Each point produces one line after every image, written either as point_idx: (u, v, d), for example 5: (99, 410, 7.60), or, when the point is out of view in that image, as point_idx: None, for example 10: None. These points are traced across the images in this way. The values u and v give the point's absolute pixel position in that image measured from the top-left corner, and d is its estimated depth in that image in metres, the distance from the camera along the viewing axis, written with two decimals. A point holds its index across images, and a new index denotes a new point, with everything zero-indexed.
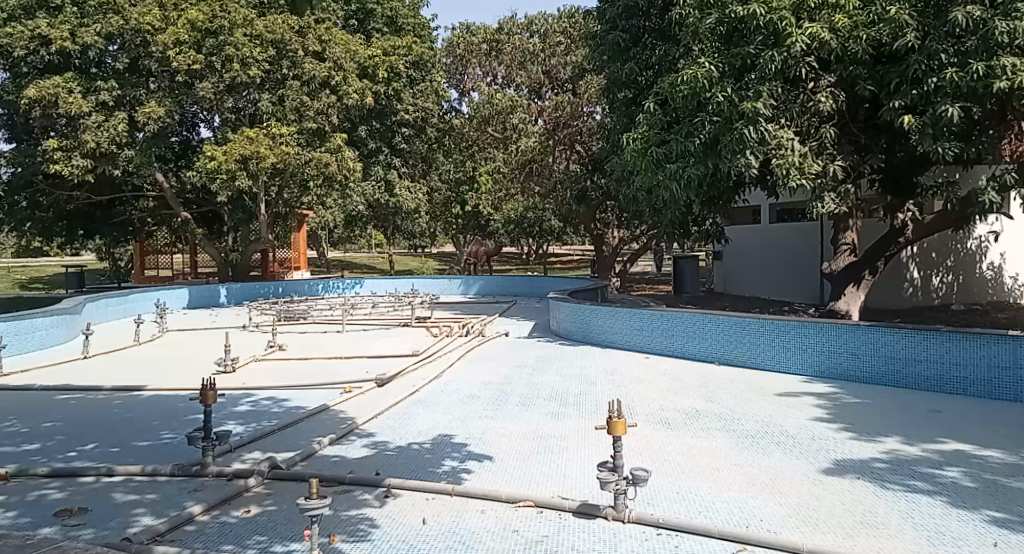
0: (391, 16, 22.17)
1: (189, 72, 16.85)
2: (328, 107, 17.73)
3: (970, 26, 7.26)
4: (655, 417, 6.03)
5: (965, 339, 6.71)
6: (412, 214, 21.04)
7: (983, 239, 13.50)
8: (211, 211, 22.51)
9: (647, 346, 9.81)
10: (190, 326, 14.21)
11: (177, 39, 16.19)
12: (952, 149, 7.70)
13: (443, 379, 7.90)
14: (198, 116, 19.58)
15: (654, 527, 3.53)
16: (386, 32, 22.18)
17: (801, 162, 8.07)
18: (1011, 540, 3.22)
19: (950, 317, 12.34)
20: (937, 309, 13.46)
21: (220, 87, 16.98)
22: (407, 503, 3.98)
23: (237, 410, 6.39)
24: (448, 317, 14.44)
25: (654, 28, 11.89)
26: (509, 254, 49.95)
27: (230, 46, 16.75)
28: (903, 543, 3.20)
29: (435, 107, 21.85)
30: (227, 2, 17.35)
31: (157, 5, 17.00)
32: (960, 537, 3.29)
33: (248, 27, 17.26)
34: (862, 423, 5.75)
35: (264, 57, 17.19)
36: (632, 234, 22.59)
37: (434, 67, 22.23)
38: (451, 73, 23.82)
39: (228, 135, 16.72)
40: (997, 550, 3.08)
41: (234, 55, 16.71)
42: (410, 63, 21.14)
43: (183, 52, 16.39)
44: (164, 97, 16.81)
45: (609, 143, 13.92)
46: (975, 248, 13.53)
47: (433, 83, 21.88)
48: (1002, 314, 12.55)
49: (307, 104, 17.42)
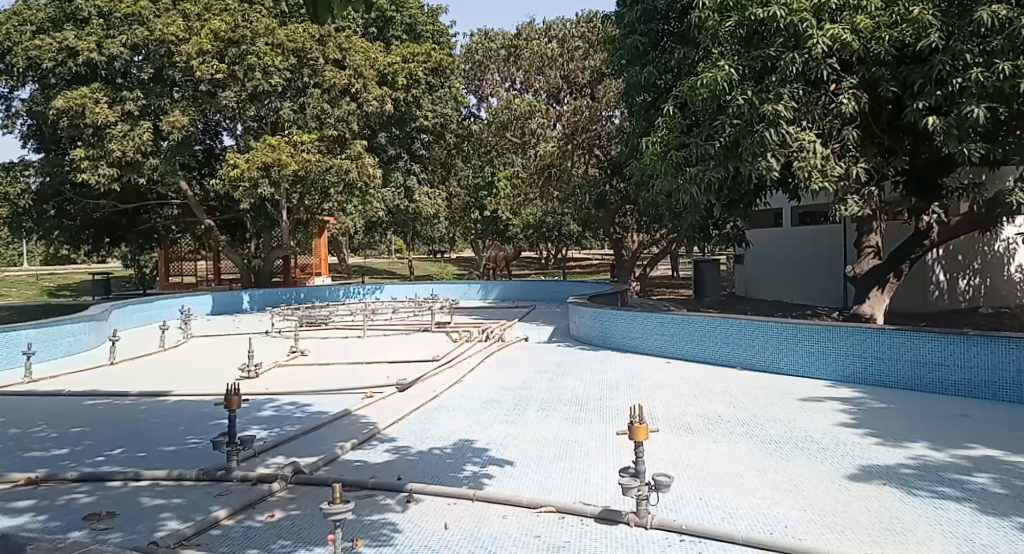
0: (410, 24, 22.35)
1: (211, 81, 17.02)
2: (349, 114, 17.97)
3: (996, 25, 7.14)
4: (677, 422, 5.99)
5: (995, 343, 6.58)
6: (431, 220, 21.06)
7: (1010, 241, 13.52)
8: (234, 219, 22.81)
9: (668, 351, 9.74)
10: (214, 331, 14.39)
11: (201, 49, 16.43)
12: (978, 149, 7.56)
13: (464, 384, 7.91)
14: (221, 124, 19.77)
15: (676, 534, 3.51)
16: (405, 39, 22.32)
17: (823, 164, 7.99)
18: None
19: (980, 323, 11.89)
20: (964, 312, 13.10)
21: (243, 96, 17.22)
22: (430, 508, 4.00)
23: (260, 415, 6.43)
24: (468, 322, 14.48)
25: (673, 32, 11.87)
26: (528, 259, 50.18)
27: (253, 55, 16.84)
28: (932, 550, 3.17)
29: (454, 113, 21.87)
30: (249, 13, 17.52)
31: (181, 16, 17.34)
32: (991, 544, 3.25)
33: (269, 36, 17.42)
34: (887, 427, 5.66)
35: (286, 66, 17.33)
36: (653, 238, 22.21)
37: (452, 74, 22.40)
38: (469, 79, 23.79)
39: (251, 143, 16.92)
40: None
41: (257, 65, 16.83)
42: (429, 69, 21.12)
43: (206, 61, 16.55)
44: (188, 107, 17.07)
45: (627, 146, 13.86)
46: (1002, 249, 13.54)
47: (452, 89, 21.88)
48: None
49: (327, 112, 17.61)
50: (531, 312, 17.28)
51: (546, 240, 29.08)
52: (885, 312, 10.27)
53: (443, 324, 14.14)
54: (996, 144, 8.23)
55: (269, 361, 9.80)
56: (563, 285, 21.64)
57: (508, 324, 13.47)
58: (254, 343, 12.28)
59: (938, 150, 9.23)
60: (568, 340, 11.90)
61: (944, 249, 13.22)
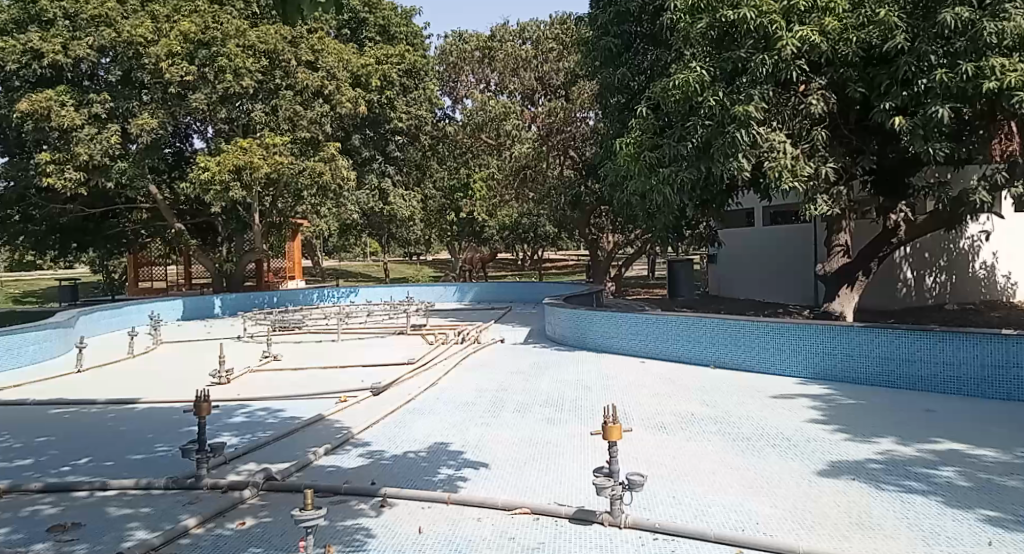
0: (383, 25, 22.16)
1: (181, 83, 16.88)
2: (322, 116, 17.84)
3: (959, 27, 7.20)
4: (651, 421, 6.00)
5: (960, 340, 6.70)
6: (407, 222, 21.03)
7: (975, 239, 13.79)
8: (205, 222, 22.52)
9: (642, 351, 9.78)
10: (185, 337, 14.21)
11: (170, 51, 16.27)
12: (943, 149, 7.63)
13: (438, 387, 7.87)
14: (192, 127, 19.68)
15: (650, 532, 3.53)
16: (378, 40, 22.23)
17: (793, 164, 8.08)
18: (1005, 539, 3.27)
19: (945, 318, 12.18)
20: (931, 309, 13.38)
21: (213, 98, 17.04)
22: (404, 512, 3.98)
23: (231, 422, 6.34)
24: (443, 325, 14.44)
25: (646, 34, 12.01)
26: (505, 261, 50.24)
27: (223, 57, 16.71)
28: (899, 544, 3.22)
29: (429, 114, 21.80)
30: (220, 14, 17.48)
31: (149, 17, 17.18)
32: (956, 536, 3.32)
33: (240, 37, 17.23)
34: (858, 423, 5.72)
35: (257, 67, 17.17)
36: (627, 238, 22.33)
37: (427, 76, 22.28)
38: (444, 81, 23.72)
39: (221, 146, 16.72)
40: (992, 550, 3.12)
41: (227, 66, 16.66)
42: (403, 71, 21.05)
43: (176, 63, 16.47)
44: (156, 110, 16.81)
45: (602, 148, 13.75)
46: (967, 247, 13.78)
47: (427, 91, 21.83)
48: (995, 312, 12.64)
49: (300, 114, 17.35)
50: (507, 314, 17.26)
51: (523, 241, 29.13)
52: (855, 309, 10.42)
53: (417, 327, 14.09)
54: (959, 144, 8.40)
55: (241, 366, 9.70)
56: (539, 286, 21.74)
57: (484, 326, 13.48)
58: (225, 349, 12.13)
59: (905, 149, 9.37)
60: (544, 341, 11.90)
61: (910, 247, 13.50)
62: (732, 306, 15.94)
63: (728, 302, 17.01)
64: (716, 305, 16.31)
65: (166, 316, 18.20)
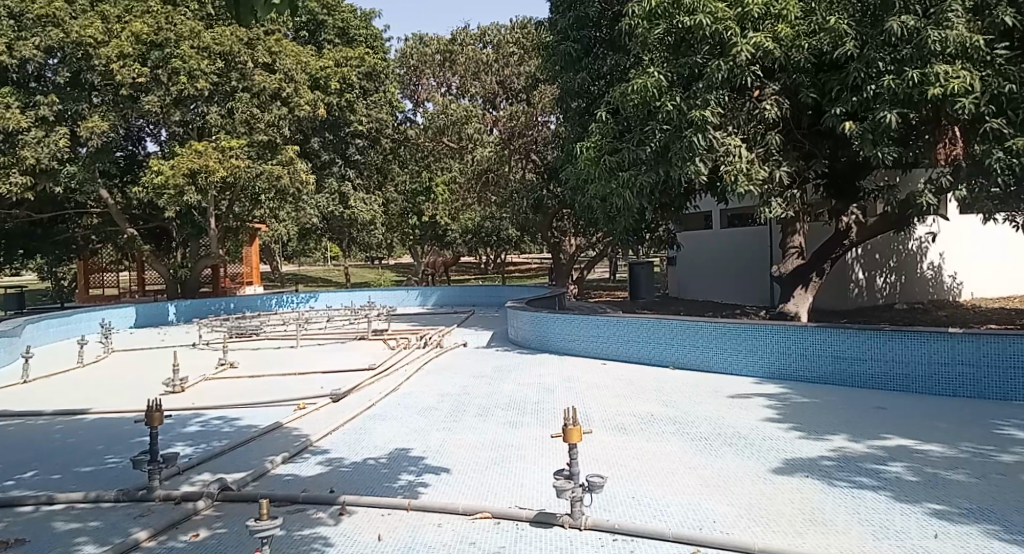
0: (343, 27, 22.03)
1: (133, 85, 16.63)
2: (279, 119, 17.65)
3: (905, 35, 7.40)
4: (611, 423, 6.05)
5: (908, 339, 6.92)
6: (368, 226, 20.90)
7: (922, 240, 14.23)
8: (159, 227, 22.01)
9: (603, 353, 9.84)
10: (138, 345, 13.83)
11: (121, 52, 15.94)
12: (891, 153, 7.85)
13: (398, 392, 7.80)
14: (145, 129, 19.28)
15: (609, 533, 3.55)
16: (337, 43, 22.05)
17: (748, 168, 8.22)
18: (951, 531, 3.37)
19: (895, 317, 12.52)
20: (881, 309, 13.73)
21: (167, 100, 16.68)
22: (363, 520, 3.94)
23: (185, 431, 6.20)
24: (405, 329, 14.35)
25: (605, 39, 12.06)
26: (468, 264, 50.30)
27: (177, 58, 16.36)
28: (850, 539, 3.29)
29: (390, 117, 21.71)
30: (174, 15, 17.16)
31: (99, 17, 16.70)
32: (904, 529, 3.42)
33: (195, 39, 16.85)
34: (812, 421, 5.84)
35: (212, 69, 16.72)
36: (591, 241, 22.42)
37: (387, 79, 22.12)
38: (405, 84, 23.59)
39: (176, 149, 16.39)
40: (937, 542, 3.22)
41: (181, 68, 16.32)
42: (363, 73, 20.89)
43: (127, 64, 16.17)
44: (108, 112, 16.49)
45: (562, 152, 13.83)
46: (916, 248, 14.23)
47: (387, 94, 21.72)
48: (942, 311, 13.08)
49: (257, 116, 17.14)
50: (470, 317, 17.24)
51: (487, 245, 29.21)
52: (809, 309, 10.63)
53: (379, 332, 13.95)
54: (906, 148, 8.66)
55: (196, 374, 9.48)
56: (501, 289, 21.80)
57: (446, 330, 13.45)
58: (180, 356, 11.86)
59: (855, 154, 9.63)
60: (507, 345, 11.90)
61: (862, 248, 13.82)
62: (692, 307, 16.16)
63: (687, 303, 17.26)
64: (675, 307, 16.52)
65: (117, 324, 17.68)
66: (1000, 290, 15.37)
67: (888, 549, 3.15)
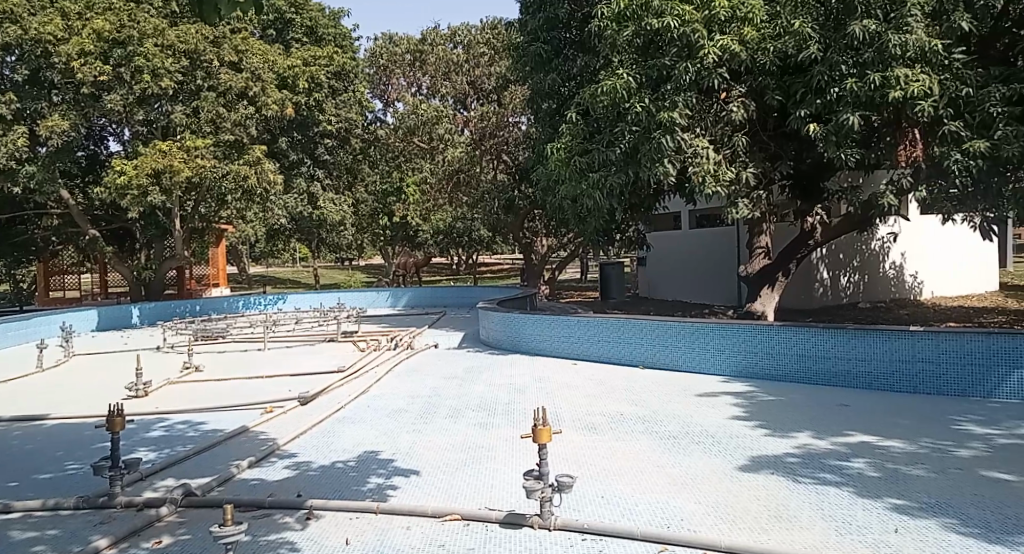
0: (311, 26, 21.82)
1: (94, 83, 16.15)
2: (246, 118, 17.33)
3: (867, 38, 7.54)
4: (581, 422, 6.08)
5: (871, 337, 7.07)
6: (337, 227, 20.75)
7: (884, 240, 14.51)
8: (122, 228, 21.60)
9: (574, 353, 9.89)
10: (102, 349, 13.55)
11: (82, 50, 15.57)
12: (853, 155, 8.00)
13: (367, 394, 7.75)
14: (107, 128, 18.88)
15: (579, 533, 3.57)
16: (305, 42, 21.85)
17: (716, 169, 8.33)
18: (910, 525, 3.45)
19: (859, 316, 12.77)
20: (845, 307, 14.05)
21: (130, 99, 16.31)
22: (330, 524, 3.89)
23: (148, 436, 6.09)
24: (376, 331, 14.26)
25: (575, 40, 12.11)
26: (439, 264, 50.27)
27: (140, 56, 16.02)
28: (814, 535, 3.34)
29: (359, 117, 21.69)
30: (136, 12, 16.63)
31: (59, 14, 16.23)
32: (866, 524, 3.48)
33: (159, 36, 16.63)
34: (778, 419, 5.93)
35: (177, 68, 16.61)
36: (562, 241, 22.11)
37: (356, 79, 22.24)
38: (374, 83, 23.44)
39: (140, 149, 16.08)
40: (897, 537, 3.29)
41: (144, 66, 15.97)
42: (331, 73, 20.87)
43: (88, 62, 15.68)
44: (68, 111, 16.06)
45: (533, 153, 13.89)
46: (878, 248, 14.52)
47: (356, 93, 21.76)
48: (903, 310, 13.39)
49: (223, 116, 17.03)
50: (441, 318, 17.22)
51: (458, 247, 29.22)
52: (775, 308, 10.82)
53: (349, 334, 13.84)
54: (869, 150, 8.84)
55: (160, 378, 9.30)
56: (472, 290, 21.81)
57: (417, 331, 13.42)
58: (144, 360, 11.63)
59: (820, 155, 9.80)
60: (478, 345, 11.90)
61: (827, 248, 14.18)
62: (661, 307, 16.32)
63: (657, 303, 17.42)
64: (646, 307, 16.66)
65: (79, 327, 17.35)
66: (959, 290, 15.69)
67: (850, 544, 3.21)
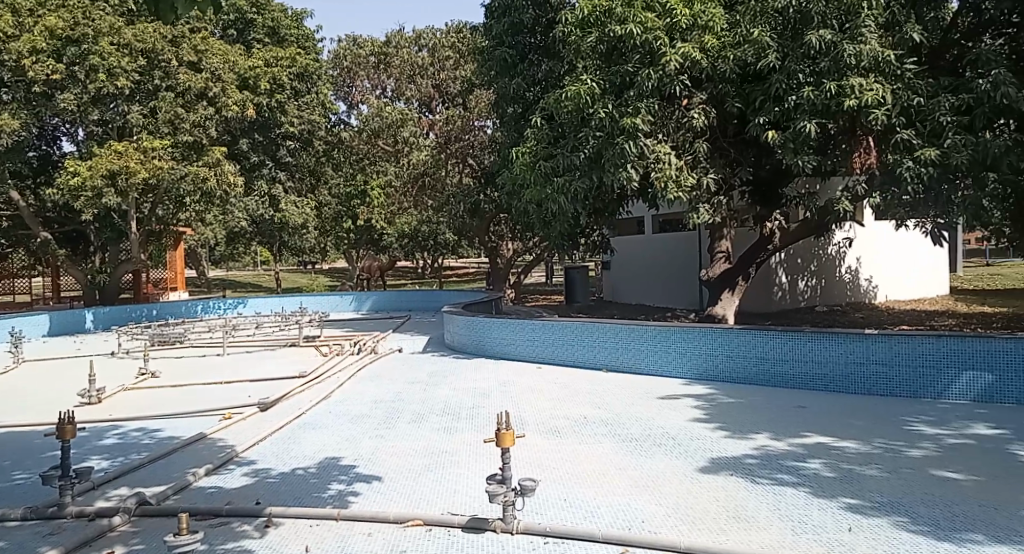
0: (273, 27, 21.57)
1: (46, 82, 15.69)
2: (205, 119, 17.12)
3: (823, 48, 7.72)
4: (544, 426, 6.11)
5: (826, 340, 7.25)
6: (300, 230, 20.50)
7: (840, 246, 14.89)
8: (74, 231, 21.00)
9: (539, 356, 9.93)
10: (54, 354, 13.15)
11: (34, 47, 15.10)
12: (811, 162, 8.20)
13: (329, 400, 7.68)
14: (59, 128, 18.38)
15: (541, 536, 3.58)
16: (267, 43, 21.60)
17: (677, 175, 8.45)
18: (863, 524, 3.54)
19: (816, 319, 13.03)
20: (803, 311, 14.38)
21: (84, 98, 15.91)
22: (289, 531, 3.84)
23: (101, 444, 5.93)
24: (339, 335, 14.12)
25: (539, 45, 12.18)
26: (404, 268, 50.05)
27: (95, 55, 15.63)
28: (770, 535, 3.41)
29: (322, 119, 21.33)
30: (91, 9, 16.13)
31: (9, 10, 15.72)
32: (821, 524, 3.57)
33: (115, 35, 16.27)
34: (738, 421, 6.04)
35: (134, 67, 16.24)
36: (526, 246, 22.65)
37: (319, 79, 21.70)
38: (338, 85, 23.22)
39: (94, 150, 15.69)
40: (851, 535, 3.37)
41: (99, 65, 15.62)
42: (294, 74, 20.47)
43: (41, 61, 15.22)
44: (18, 109, 15.52)
45: (499, 157, 13.92)
46: (834, 253, 14.89)
47: (319, 95, 21.46)
48: (858, 313, 13.76)
49: (182, 116, 16.78)
50: (405, 322, 17.15)
51: (423, 251, 29.15)
52: (734, 312, 11.08)
53: (311, 339, 13.68)
54: (825, 157, 9.07)
55: (113, 385, 9.08)
56: (437, 294, 21.72)
57: (381, 336, 13.34)
58: (98, 366, 11.32)
59: (778, 162, 10.00)
60: (443, 350, 11.87)
61: (784, 253, 14.43)
62: (625, 310, 16.49)
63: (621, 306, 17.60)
64: (610, 310, 16.84)
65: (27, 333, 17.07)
66: (908, 294, 16.12)
67: (805, 542, 3.29)
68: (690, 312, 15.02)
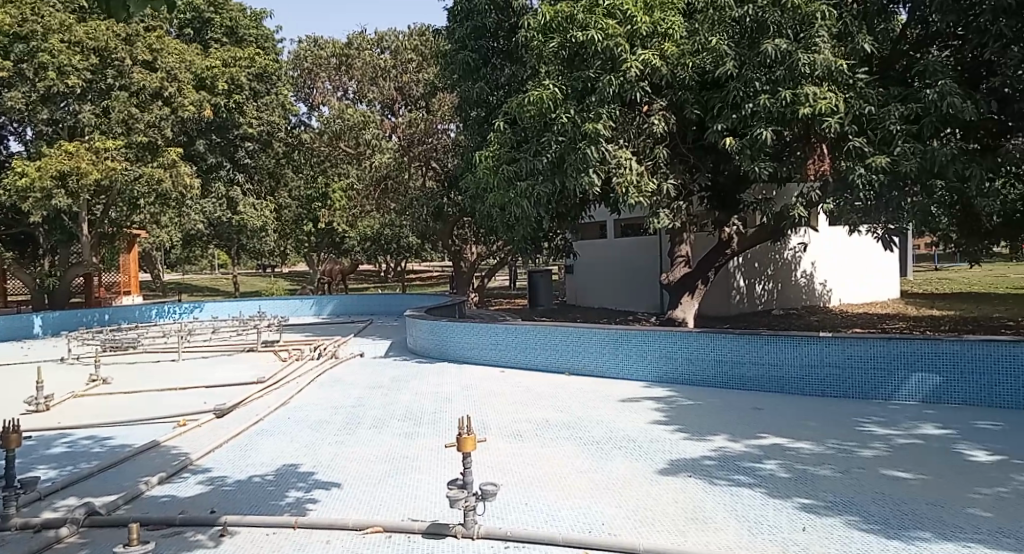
0: (231, 26, 21.24)
1: None
2: (161, 120, 16.88)
3: (779, 57, 7.89)
4: (507, 430, 6.12)
5: (782, 342, 7.44)
6: (259, 233, 20.15)
7: (796, 250, 15.32)
8: (21, 233, 20.33)
9: (502, 360, 9.95)
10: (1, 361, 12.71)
11: None
12: (768, 168, 8.37)
13: (287, 406, 7.57)
14: (6, 128, 17.83)
15: (501, 540, 3.59)
16: (225, 42, 21.25)
17: (638, 180, 8.55)
18: (817, 523, 3.63)
19: (773, 323, 13.29)
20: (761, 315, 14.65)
21: (33, 97, 15.56)
22: (246, 540, 3.77)
23: (48, 453, 5.75)
24: (298, 340, 13.94)
25: (502, 50, 12.24)
26: (367, 272, 49.59)
27: (44, 53, 15.31)
28: (726, 535, 3.48)
29: (282, 121, 20.97)
30: (41, 6, 15.88)
31: None
32: (776, 523, 3.65)
33: (65, 32, 15.88)
34: (697, 423, 6.13)
35: (86, 65, 15.83)
36: (490, 249, 22.81)
37: (279, 81, 21.35)
38: (299, 86, 22.91)
39: (44, 149, 15.28)
40: (805, 534, 3.45)
41: (49, 63, 15.29)
42: (253, 75, 20.14)
43: None
44: None
45: (461, 161, 13.90)
46: (790, 257, 15.31)
47: (279, 96, 20.94)
48: (813, 316, 14.13)
49: (136, 116, 16.46)
50: (367, 326, 17.02)
51: (386, 254, 28.97)
52: (694, 316, 11.40)
53: (271, 343, 13.48)
54: (781, 163, 9.28)
55: (61, 392, 8.82)
56: (400, 298, 21.54)
57: (341, 341, 13.22)
58: (46, 373, 10.96)
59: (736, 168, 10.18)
60: (405, 354, 11.81)
61: (743, 257, 14.64)
62: (589, 314, 16.60)
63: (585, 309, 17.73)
64: (573, 314, 16.94)
65: None
66: (860, 297, 16.61)
67: (760, 542, 3.36)
68: (652, 316, 15.20)
